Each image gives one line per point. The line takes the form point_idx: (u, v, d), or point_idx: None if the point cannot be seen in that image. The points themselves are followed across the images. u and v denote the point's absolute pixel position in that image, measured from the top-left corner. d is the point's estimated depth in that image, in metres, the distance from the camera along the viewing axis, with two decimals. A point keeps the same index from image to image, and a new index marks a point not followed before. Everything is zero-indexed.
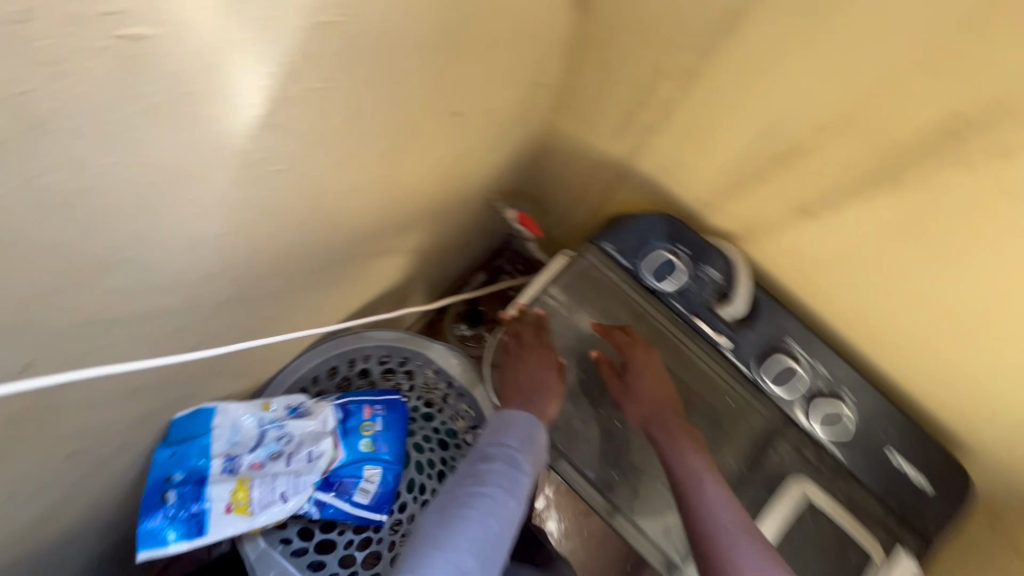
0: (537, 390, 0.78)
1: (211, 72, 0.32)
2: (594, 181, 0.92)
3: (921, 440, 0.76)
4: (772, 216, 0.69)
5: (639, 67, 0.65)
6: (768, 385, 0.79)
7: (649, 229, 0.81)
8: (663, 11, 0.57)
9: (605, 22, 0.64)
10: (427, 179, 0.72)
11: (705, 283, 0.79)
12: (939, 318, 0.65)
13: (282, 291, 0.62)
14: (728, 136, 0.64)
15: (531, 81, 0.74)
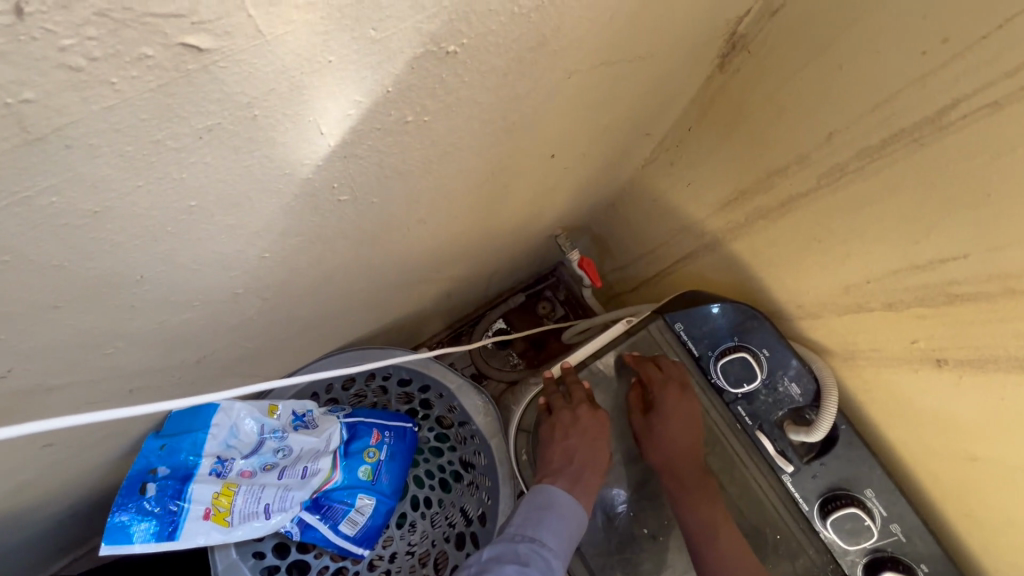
0: (588, 468, 0.71)
1: (291, 95, 0.24)
2: (675, 246, 0.82)
3: None
4: (888, 355, 0.58)
5: (776, 149, 0.55)
6: (828, 531, 0.67)
7: (731, 320, 0.71)
8: (832, 97, 0.47)
9: (747, 88, 0.54)
10: (496, 214, 0.64)
11: (781, 398, 0.69)
12: None
13: (312, 305, 0.55)
14: (864, 255, 0.53)
15: (639, 129, 0.65)
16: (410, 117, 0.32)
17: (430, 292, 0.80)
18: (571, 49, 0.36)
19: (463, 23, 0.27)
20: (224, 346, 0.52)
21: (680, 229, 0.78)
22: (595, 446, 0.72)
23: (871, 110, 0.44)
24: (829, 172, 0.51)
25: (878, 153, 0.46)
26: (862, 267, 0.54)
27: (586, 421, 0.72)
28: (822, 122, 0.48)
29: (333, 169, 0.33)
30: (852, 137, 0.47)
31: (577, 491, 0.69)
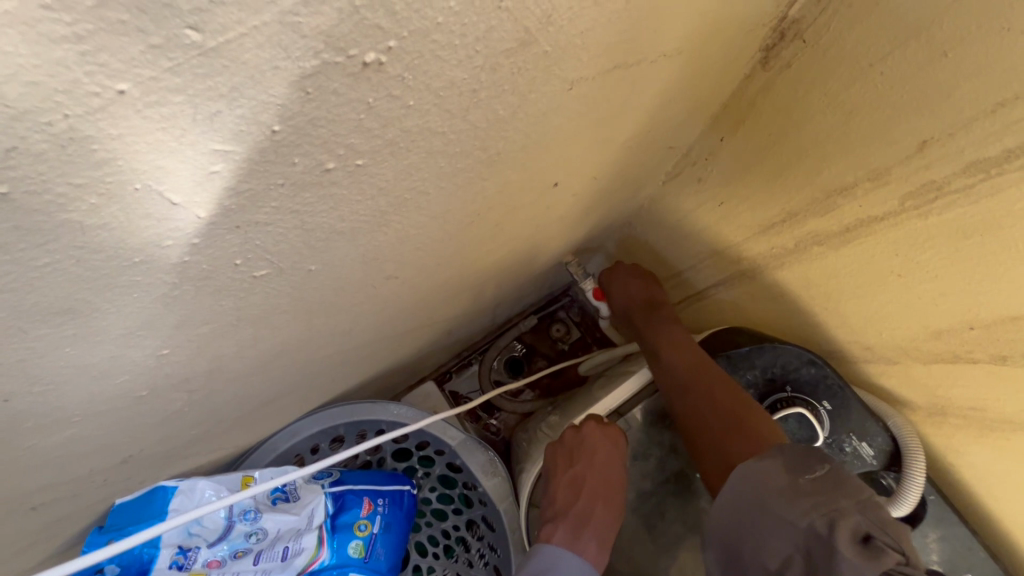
0: (597, 503, 0.59)
1: (74, 157, 0.14)
2: (705, 274, 0.70)
3: None
4: (992, 411, 0.46)
5: (840, 162, 0.43)
6: None
7: (778, 364, 0.58)
8: (926, 91, 0.35)
9: (796, 86, 0.43)
10: (490, 255, 0.53)
11: (848, 460, 0.56)
12: None
13: (266, 381, 0.45)
14: (961, 293, 0.41)
15: (658, 143, 0.54)
16: (331, 163, 0.21)
17: (420, 338, 0.69)
18: (571, 50, 0.25)
19: (383, 13, 0.16)
20: (158, 441, 0.42)
21: (711, 256, 0.66)
22: (608, 473, 0.60)
23: (989, 109, 0.32)
24: (919, 191, 0.39)
25: (999, 167, 0.34)
26: (963, 310, 0.42)
27: (594, 447, 0.60)
28: (912, 126, 0.37)
29: (228, 243, 0.22)
30: (958, 146, 0.35)
31: (583, 541, 0.57)
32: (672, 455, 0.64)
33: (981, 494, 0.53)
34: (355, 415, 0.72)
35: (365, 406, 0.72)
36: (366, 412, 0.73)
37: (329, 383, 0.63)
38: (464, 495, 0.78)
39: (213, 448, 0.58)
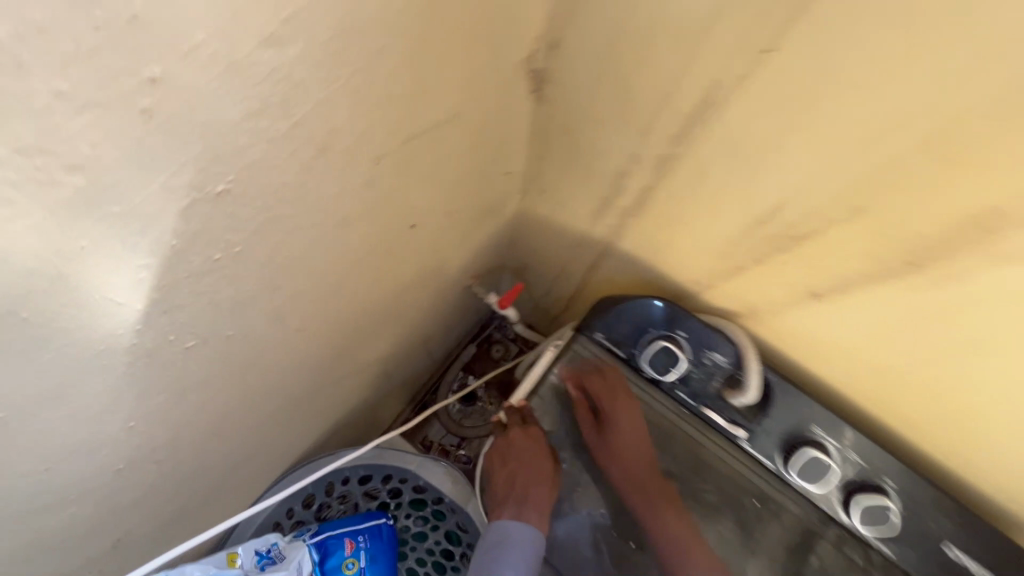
0: (531, 482, 0.73)
1: (50, 289, 0.25)
2: (574, 263, 0.84)
3: (983, 531, 0.65)
4: (777, 297, 0.62)
5: (608, 149, 0.58)
6: (796, 478, 0.72)
7: (639, 315, 0.73)
8: (627, 90, 0.49)
9: (563, 108, 0.57)
10: (385, 295, 0.64)
11: (710, 370, 0.72)
12: (986, 402, 0.55)
13: (221, 448, 0.54)
14: (716, 215, 0.57)
15: (490, 175, 0.66)
16: (218, 254, 0.33)
17: (357, 382, 0.78)
18: (359, 145, 0.38)
19: (208, 164, 0.28)
20: (139, 522, 0.50)
21: (570, 247, 0.81)
22: (534, 459, 0.74)
23: (664, 93, 0.47)
24: (660, 157, 0.54)
25: (689, 127, 0.49)
26: (727, 227, 0.57)
27: (524, 444, 0.75)
28: (634, 116, 0.51)
29: (165, 323, 0.33)
30: (662, 124, 0.50)
31: (526, 513, 0.71)
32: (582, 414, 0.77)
33: (806, 362, 0.68)
34: (321, 470, 0.80)
35: (328, 460, 0.80)
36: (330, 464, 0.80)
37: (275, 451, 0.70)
38: (438, 508, 0.84)
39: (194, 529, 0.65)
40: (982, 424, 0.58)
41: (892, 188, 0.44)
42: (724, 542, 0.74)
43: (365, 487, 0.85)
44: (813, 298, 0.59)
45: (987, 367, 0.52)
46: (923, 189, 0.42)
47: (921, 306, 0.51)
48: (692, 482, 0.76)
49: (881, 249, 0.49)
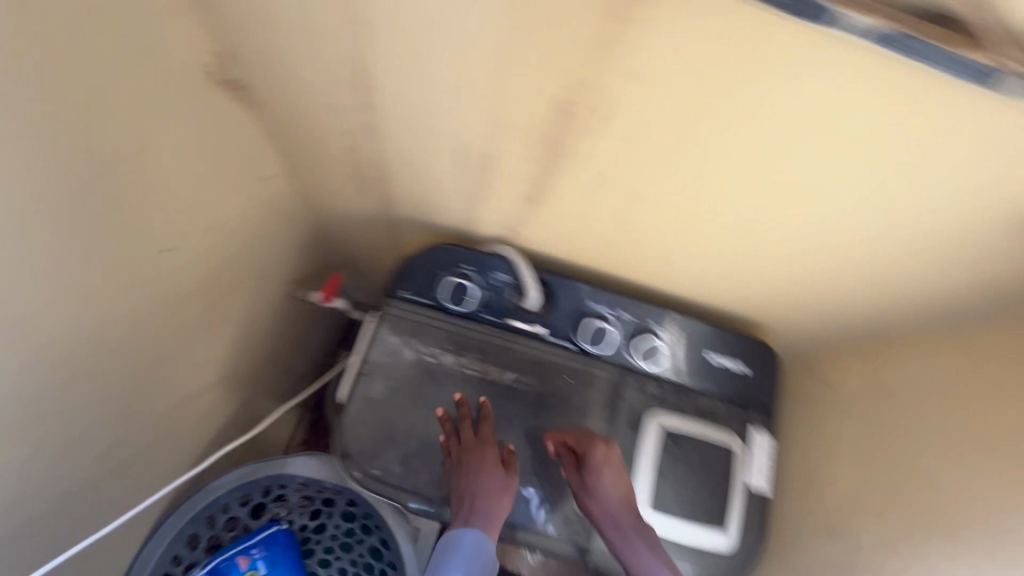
0: (485, 489, 0.65)
1: None
2: (375, 226, 0.82)
3: (730, 338, 0.78)
4: (507, 211, 0.67)
5: (318, 139, 0.62)
6: (592, 349, 0.77)
7: (433, 258, 0.76)
8: (294, 84, 0.53)
9: (275, 108, 0.58)
10: (194, 295, 0.64)
11: (501, 289, 0.75)
12: (717, 252, 0.63)
13: (66, 476, 0.55)
14: (442, 132, 0.55)
15: (257, 176, 0.66)
16: None
17: (200, 416, 0.74)
18: None
19: None
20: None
21: (377, 205, 0.76)
22: (487, 470, 0.66)
23: (340, 75, 0.50)
24: (360, 129, 0.58)
25: (362, 91, 0.52)
26: (505, 205, 0.66)
27: (476, 464, 0.66)
28: (310, 104, 0.56)
29: None
30: (331, 104, 0.55)
31: (474, 517, 0.64)
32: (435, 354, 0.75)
33: (583, 260, 0.74)
34: (192, 507, 0.74)
35: (195, 496, 0.74)
36: (200, 498, 0.75)
37: (134, 495, 0.66)
38: (327, 496, 0.82)
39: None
40: (760, 267, 0.64)
41: (584, 161, 0.53)
42: (593, 426, 0.76)
43: (251, 505, 0.80)
44: (533, 207, 0.64)
45: (714, 241, 0.61)
46: (596, 100, 0.44)
47: (669, 238, 0.62)
48: (530, 390, 0.76)
49: (616, 218, 0.61)
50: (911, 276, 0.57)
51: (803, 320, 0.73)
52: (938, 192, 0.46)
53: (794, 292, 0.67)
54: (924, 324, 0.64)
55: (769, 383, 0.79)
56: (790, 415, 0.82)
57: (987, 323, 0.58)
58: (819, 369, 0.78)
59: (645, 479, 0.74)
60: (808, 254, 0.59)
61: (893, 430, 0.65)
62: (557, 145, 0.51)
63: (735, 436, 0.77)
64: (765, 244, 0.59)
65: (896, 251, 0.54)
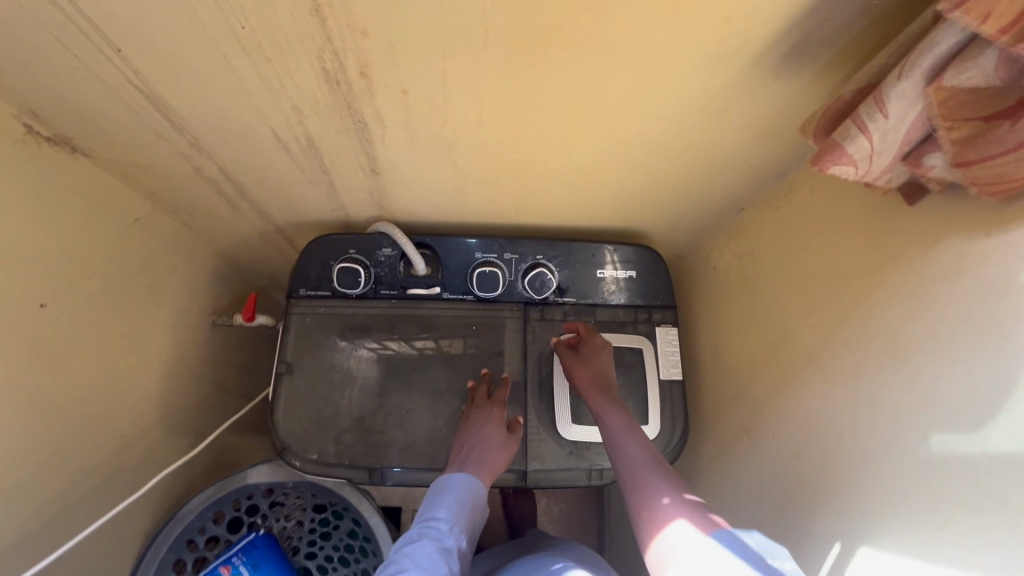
0: (487, 444, 0.71)
1: None
2: (268, 236, 0.87)
3: (615, 250, 0.83)
4: (363, 190, 0.71)
5: (161, 171, 0.66)
6: (490, 295, 0.81)
7: (319, 253, 0.80)
8: (107, 129, 0.57)
9: (107, 152, 0.62)
10: (92, 344, 0.67)
11: (390, 263, 0.80)
12: (560, 178, 0.68)
13: (36, 541, 0.61)
14: (257, 140, 0.59)
15: (124, 220, 0.71)
16: None
17: (152, 454, 0.79)
18: None
19: None
20: None
21: (257, 218, 0.80)
22: (490, 430, 0.72)
23: (138, 113, 0.54)
24: (191, 156, 0.63)
25: (170, 124, 0.56)
26: (357, 184, 0.69)
27: (483, 417, 0.74)
28: (133, 143, 0.60)
29: None
30: (152, 140, 0.59)
31: (465, 463, 0.71)
32: (343, 337, 0.79)
33: (457, 216, 0.79)
34: (166, 535, 0.78)
35: (167, 526, 0.79)
36: (171, 526, 0.79)
37: (101, 548, 0.71)
38: (295, 494, 0.88)
39: None
40: (603, 179, 0.68)
41: (391, 128, 0.57)
42: (508, 364, 0.81)
43: (227, 522, 0.85)
44: (381, 180, 0.68)
45: (548, 168, 0.65)
46: (358, 77, 0.48)
47: (506, 172, 0.66)
48: (442, 345, 0.80)
49: (451, 166, 0.65)
50: (727, 153, 0.62)
51: (671, 215, 0.78)
52: (690, 75, 0.49)
53: (645, 193, 0.72)
54: (762, 183, 0.68)
55: (662, 280, 0.84)
56: (696, 304, 0.87)
57: (803, 168, 0.62)
58: (710, 256, 0.83)
59: (563, 399, 0.79)
60: (629, 154, 0.62)
61: (762, 289, 0.70)
62: (352, 116, 0.54)
63: (641, 337, 0.82)
64: (593, 159, 0.64)
65: (698, 135, 0.58)
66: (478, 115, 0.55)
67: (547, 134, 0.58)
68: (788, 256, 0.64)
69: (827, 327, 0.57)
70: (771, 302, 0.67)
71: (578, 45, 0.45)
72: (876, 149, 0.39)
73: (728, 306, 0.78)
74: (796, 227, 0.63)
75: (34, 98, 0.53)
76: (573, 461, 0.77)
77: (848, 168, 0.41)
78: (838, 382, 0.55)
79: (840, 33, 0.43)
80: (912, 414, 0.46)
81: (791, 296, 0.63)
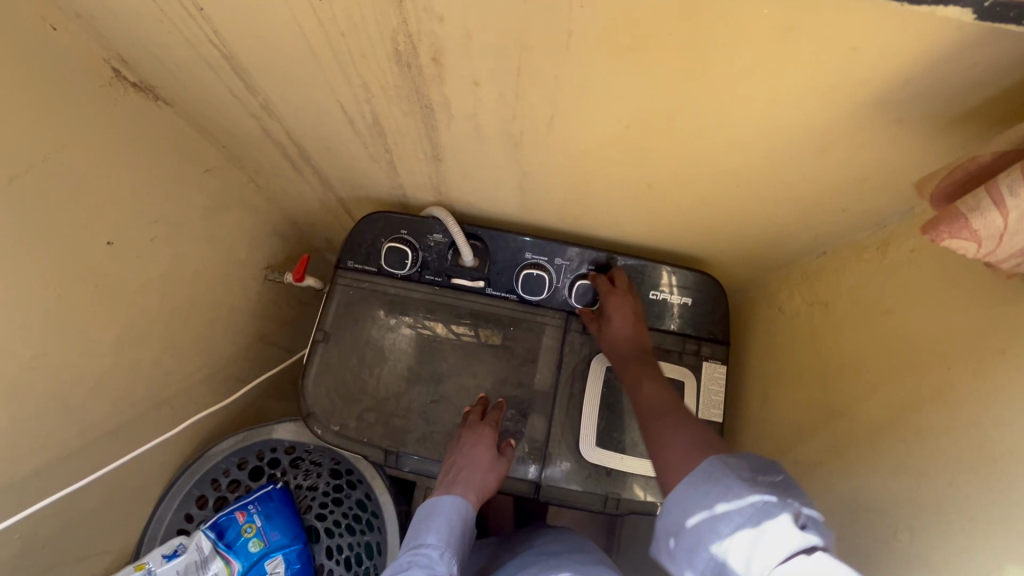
0: (475, 467, 0.69)
1: None
2: (327, 203, 0.87)
3: (673, 272, 0.78)
4: (424, 174, 0.69)
5: (234, 128, 0.67)
6: (534, 298, 0.79)
7: (371, 229, 0.80)
8: (188, 82, 0.58)
9: (187, 103, 0.64)
10: (151, 284, 0.71)
11: (438, 250, 0.79)
12: (628, 191, 0.63)
13: (78, 459, 0.65)
14: (326, 111, 0.58)
15: (196, 170, 0.73)
16: None
17: (193, 394, 0.83)
18: None
19: None
20: (48, 545, 0.64)
21: (318, 186, 0.81)
22: (477, 451, 0.70)
23: (216, 69, 0.54)
24: (263, 118, 0.63)
25: (246, 85, 0.56)
26: (418, 167, 0.68)
27: (472, 437, 0.71)
28: (210, 98, 0.61)
29: None
30: (227, 98, 0.60)
31: (451, 485, 0.69)
32: (382, 315, 0.79)
33: (513, 213, 0.76)
34: (193, 472, 0.83)
35: (194, 464, 0.83)
36: (198, 465, 0.83)
37: (135, 471, 0.75)
38: (315, 457, 0.90)
39: (107, 534, 0.74)
40: (673, 200, 0.63)
41: (459, 118, 0.54)
42: (541, 372, 0.78)
43: (250, 469, 0.89)
44: (442, 168, 0.67)
45: (616, 180, 0.61)
46: (433, 63, 0.46)
47: (570, 177, 0.62)
48: (477, 341, 0.79)
49: (513, 163, 0.62)
50: (820, 192, 0.55)
51: (740, 246, 0.71)
52: (793, 105, 0.43)
53: (718, 221, 0.66)
54: (854, 230, 0.60)
55: (719, 312, 0.78)
56: (753, 344, 0.80)
57: (908, 222, 0.54)
58: (777, 297, 0.76)
59: (591, 418, 0.76)
60: (706, 178, 0.57)
61: (830, 345, 0.63)
62: (420, 101, 0.52)
63: (685, 369, 0.77)
64: (666, 178, 0.59)
65: (792, 170, 0.52)
66: (549, 117, 0.51)
67: (620, 146, 0.54)
68: (868, 317, 0.57)
69: (900, 407, 0.50)
70: (838, 362, 0.61)
71: (672, 58, 0.40)
72: (1010, 229, 0.33)
73: (787, 356, 0.71)
74: (885, 287, 0.56)
75: (125, 45, 0.55)
76: (589, 484, 0.74)
77: (968, 245, 0.34)
78: (901, 474, 0.49)
79: (988, 81, 0.36)
80: (987, 536, 0.39)
81: (863, 361, 0.57)
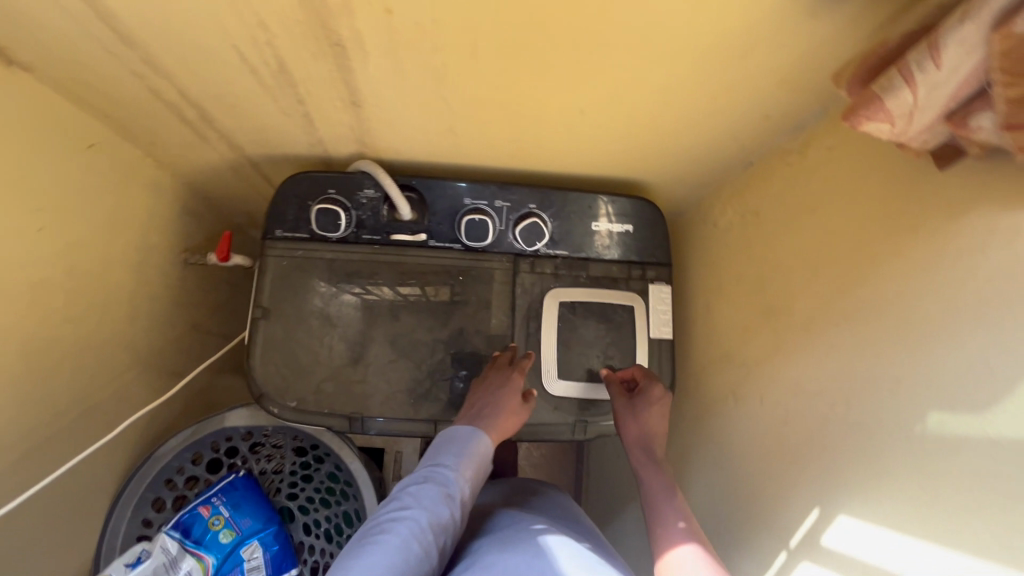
0: (502, 410, 0.69)
1: None
2: (241, 171, 0.80)
3: (612, 201, 0.79)
4: (347, 125, 0.65)
5: (114, 91, 0.59)
6: (481, 244, 0.77)
7: (296, 193, 0.75)
8: (47, 38, 0.50)
9: (53, 67, 0.55)
10: (51, 282, 0.63)
11: (371, 207, 0.75)
12: (562, 120, 0.62)
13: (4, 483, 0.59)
14: (224, 62, 0.52)
15: (79, 146, 0.64)
16: None
17: (127, 396, 0.77)
18: None
19: None
20: None
21: (228, 152, 0.74)
22: (506, 394, 0.70)
23: (79, 19, 0.47)
24: (151, 77, 0.56)
25: (122, 37, 0.49)
26: (339, 117, 0.63)
27: (502, 379, 0.72)
28: (78, 56, 0.52)
29: None
30: (99, 55, 0.52)
31: (478, 421, 0.69)
32: (323, 281, 0.75)
33: (447, 157, 0.73)
34: (143, 477, 0.77)
35: (142, 469, 0.77)
36: (147, 470, 0.78)
37: (77, 484, 0.70)
38: (277, 440, 0.87)
39: (57, 554, 0.68)
40: (605, 125, 0.63)
41: (376, 56, 0.51)
42: (496, 316, 0.78)
43: (206, 463, 0.84)
44: (366, 116, 0.63)
45: (549, 110, 0.60)
46: None
47: (501, 112, 0.60)
48: (427, 295, 0.77)
49: (438, 103, 0.59)
50: (743, 101, 0.56)
51: (671, 166, 0.73)
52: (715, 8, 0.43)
53: (650, 142, 0.67)
54: (775, 136, 0.63)
55: (659, 235, 0.80)
56: (693, 261, 0.84)
57: (823, 121, 0.57)
58: (710, 212, 0.79)
59: (551, 352, 0.77)
60: (635, 99, 0.57)
61: (761, 250, 0.67)
62: (329, 38, 0.48)
63: (634, 294, 0.80)
64: (596, 102, 0.58)
65: (717, 81, 0.53)
66: (472, 44, 0.48)
67: (550, 70, 0.52)
68: (793, 217, 0.61)
69: (828, 295, 0.54)
70: (772, 263, 0.64)
71: None
72: (920, 104, 0.35)
73: (723, 267, 0.75)
74: (807, 186, 0.59)
75: None
76: (556, 415, 0.76)
77: (883, 125, 0.37)
78: (832, 356, 0.53)
79: None
80: (910, 393, 0.44)
81: (793, 259, 0.61)
